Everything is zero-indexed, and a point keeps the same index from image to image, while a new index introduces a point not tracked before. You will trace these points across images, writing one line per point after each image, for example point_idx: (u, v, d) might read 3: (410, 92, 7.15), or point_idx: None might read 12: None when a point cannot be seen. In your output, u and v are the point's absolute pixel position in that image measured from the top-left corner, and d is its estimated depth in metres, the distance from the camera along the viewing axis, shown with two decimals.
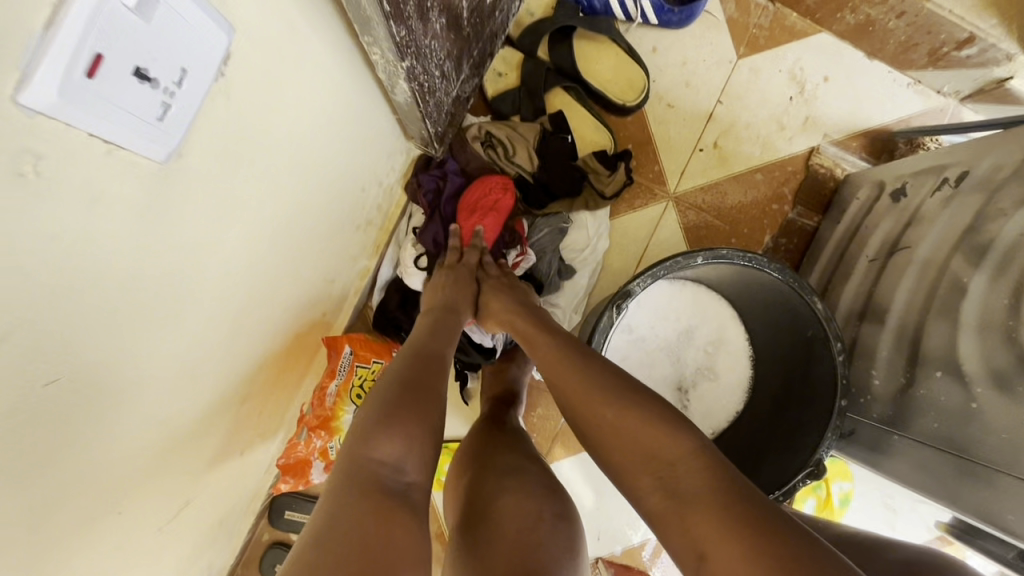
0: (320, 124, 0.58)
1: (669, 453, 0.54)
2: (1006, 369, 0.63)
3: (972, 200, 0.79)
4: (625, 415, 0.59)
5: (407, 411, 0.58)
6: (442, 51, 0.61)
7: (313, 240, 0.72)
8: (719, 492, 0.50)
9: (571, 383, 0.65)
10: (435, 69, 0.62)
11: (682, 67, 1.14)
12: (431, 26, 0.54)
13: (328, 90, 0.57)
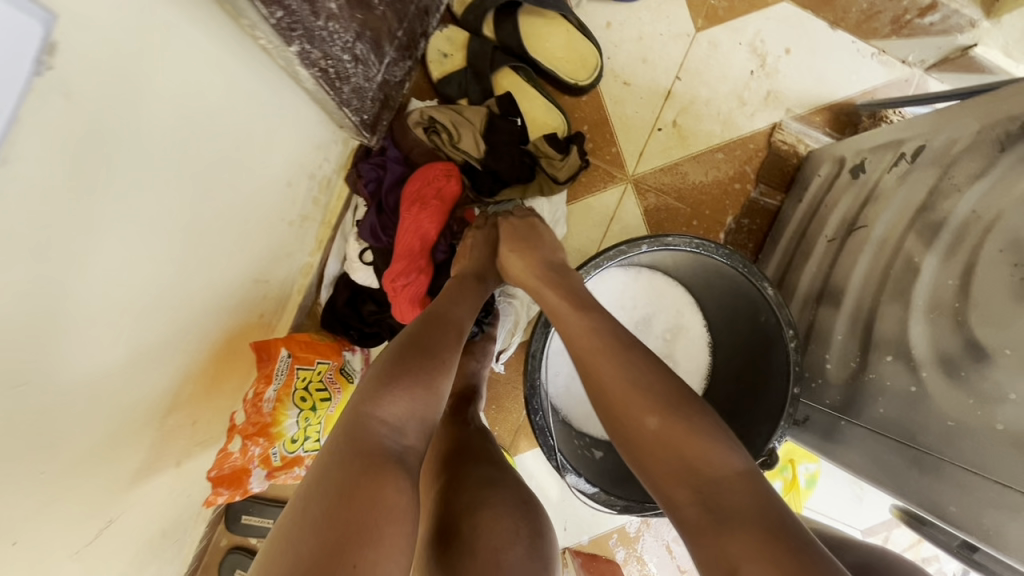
0: (211, 116, 0.54)
1: (711, 467, 0.50)
2: (953, 354, 0.61)
3: (927, 175, 0.76)
4: (668, 420, 0.52)
5: (416, 373, 0.58)
6: (350, 33, 0.56)
7: (233, 240, 0.68)
8: (767, 517, 0.46)
9: (609, 375, 0.57)
10: (344, 54, 0.57)
11: (638, 42, 1.09)
12: (327, 6, 0.49)
13: (213, 75, 0.52)
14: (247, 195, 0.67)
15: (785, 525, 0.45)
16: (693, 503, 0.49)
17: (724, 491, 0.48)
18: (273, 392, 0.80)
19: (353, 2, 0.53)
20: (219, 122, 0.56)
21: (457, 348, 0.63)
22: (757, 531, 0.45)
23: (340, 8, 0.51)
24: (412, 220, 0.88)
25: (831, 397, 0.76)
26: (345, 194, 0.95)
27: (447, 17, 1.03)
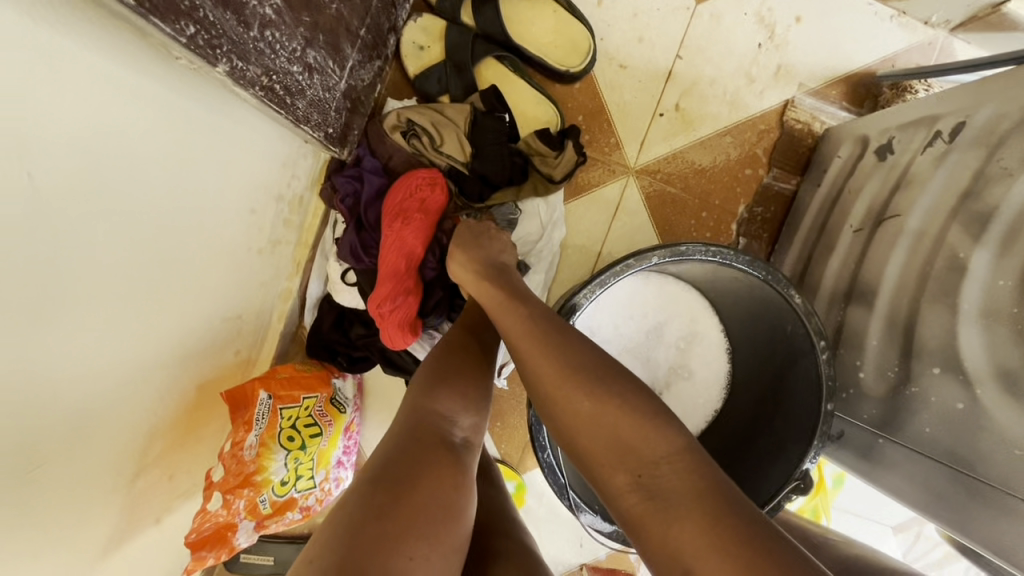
0: (129, 147, 0.45)
1: (652, 447, 0.45)
2: (1015, 368, 0.53)
3: (970, 157, 0.67)
4: (595, 401, 0.48)
5: (460, 376, 0.58)
6: (297, 40, 0.48)
7: (188, 281, 0.60)
8: (706, 495, 0.42)
9: (536, 367, 0.53)
10: (294, 65, 0.48)
11: (633, 20, 0.99)
12: (258, 10, 0.41)
13: (124, 97, 0.44)
14: (199, 231, 0.59)
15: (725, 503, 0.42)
16: (627, 489, 0.45)
17: (655, 472, 0.44)
18: (254, 438, 0.73)
19: (294, 1, 0.45)
20: (146, 153, 0.48)
21: (488, 370, 0.62)
22: (693, 513, 0.41)
23: (275, 10, 0.43)
24: (395, 237, 0.80)
25: (868, 411, 0.69)
26: (321, 211, 0.87)
27: (421, 5, 0.93)
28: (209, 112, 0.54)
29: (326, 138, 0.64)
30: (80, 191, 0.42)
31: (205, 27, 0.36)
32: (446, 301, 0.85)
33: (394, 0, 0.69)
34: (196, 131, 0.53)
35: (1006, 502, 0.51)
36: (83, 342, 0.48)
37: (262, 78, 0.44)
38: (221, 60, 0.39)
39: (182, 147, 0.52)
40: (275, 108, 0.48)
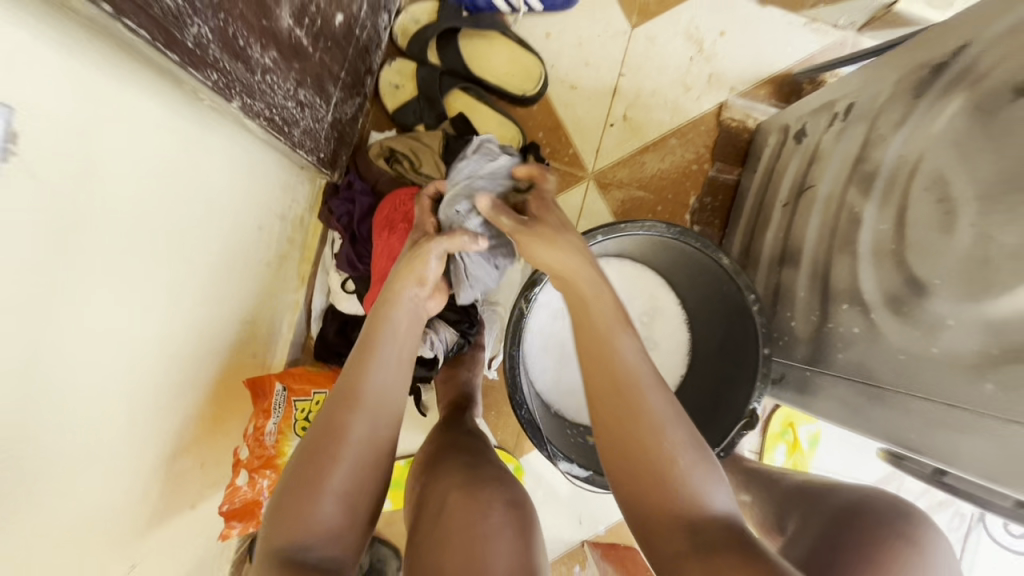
0: (178, 174, 0.59)
1: (701, 494, 0.52)
2: (899, 291, 0.64)
3: (859, 130, 0.80)
4: (654, 428, 0.55)
5: (315, 475, 0.54)
6: (290, 82, 0.61)
7: (212, 286, 0.73)
8: (738, 540, 0.49)
9: (606, 378, 0.58)
10: (287, 101, 0.62)
11: (579, 47, 1.14)
12: (260, 61, 0.54)
13: (178, 140, 0.57)
14: (219, 243, 0.72)
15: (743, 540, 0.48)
16: (655, 510, 0.52)
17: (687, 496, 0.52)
18: (274, 425, 0.83)
19: (285, 53, 0.58)
20: (187, 180, 0.61)
21: (359, 434, 0.58)
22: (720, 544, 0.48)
23: (272, 59, 0.56)
24: (384, 245, 0.92)
25: (800, 352, 0.79)
26: (320, 230, 1.00)
27: (395, 52, 1.09)
28: (227, 147, 0.68)
29: (316, 160, 0.78)
30: (146, 212, 0.55)
31: (225, 75, 0.49)
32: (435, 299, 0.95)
33: (368, 48, 0.84)
34: (218, 162, 0.66)
35: (898, 400, 0.61)
36: (139, 330, 0.60)
37: (264, 111, 0.57)
38: (235, 98, 0.52)
39: (210, 174, 0.65)
40: (274, 134, 0.61)
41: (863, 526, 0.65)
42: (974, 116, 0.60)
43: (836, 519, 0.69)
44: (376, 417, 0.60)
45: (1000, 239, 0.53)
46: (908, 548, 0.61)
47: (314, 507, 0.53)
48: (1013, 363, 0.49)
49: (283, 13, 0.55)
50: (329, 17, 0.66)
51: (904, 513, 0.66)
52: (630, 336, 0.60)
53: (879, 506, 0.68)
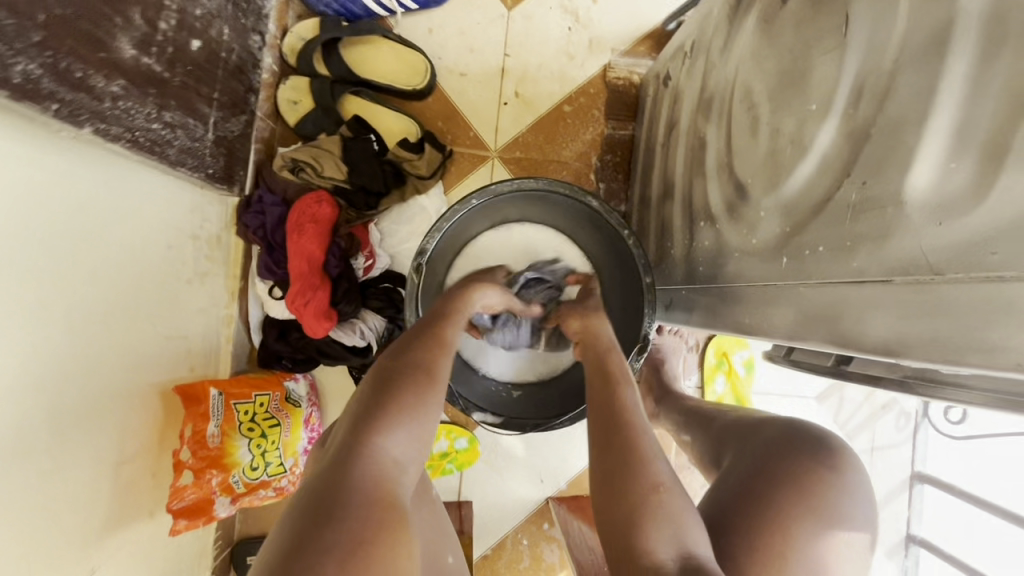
0: (62, 205, 0.65)
1: (678, 500, 0.57)
2: (731, 198, 0.70)
3: (700, 62, 0.86)
4: (641, 454, 0.60)
5: (373, 421, 0.59)
6: (151, 107, 0.68)
7: (129, 306, 0.79)
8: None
9: (599, 389, 0.71)
10: (153, 124, 0.69)
11: (461, 36, 1.21)
12: (108, 90, 0.61)
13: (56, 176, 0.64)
14: (128, 267, 0.78)
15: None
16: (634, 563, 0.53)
17: (664, 537, 0.54)
18: (215, 428, 0.91)
19: (137, 81, 0.65)
20: (77, 211, 0.68)
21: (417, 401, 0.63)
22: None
23: (122, 87, 0.63)
24: (295, 246, 0.99)
25: (680, 275, 0.85)
26: (242, 246, 1.06)
27: (288, 70, 1.16)
28: (114, 178, 0.74)
29: (208, 177, 0.85)
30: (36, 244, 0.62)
31: (67, 104, 0.56)
32: (354, 289, 1.04)
33: (243, 69, 0.91)
34: (108, 192, 0.73)
35: (735, 293, 0.66)
36: (59, 351, 0.67)
37: (124, 134, 0.65)
38: (85, 124, 0.59)
39: (99, 204, 0.72)
40: (145, 154, 0.69)
41: (794, 461, 0.67)
42: (761, 27, 0.66)
43: (765, 450, 0.70)
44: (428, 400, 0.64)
45: (782, 130, 0.59)
46: (829, 472, 0.65)
47: (380, 437, 0.58)
48: (798, 235, 0.55)
49: (124, 44, 0.62)
50: (184, 44, 0.73)
51: (823, 438, 0.70)
52: (634, 385, 0.70)
53: (800, 436, 0.70)
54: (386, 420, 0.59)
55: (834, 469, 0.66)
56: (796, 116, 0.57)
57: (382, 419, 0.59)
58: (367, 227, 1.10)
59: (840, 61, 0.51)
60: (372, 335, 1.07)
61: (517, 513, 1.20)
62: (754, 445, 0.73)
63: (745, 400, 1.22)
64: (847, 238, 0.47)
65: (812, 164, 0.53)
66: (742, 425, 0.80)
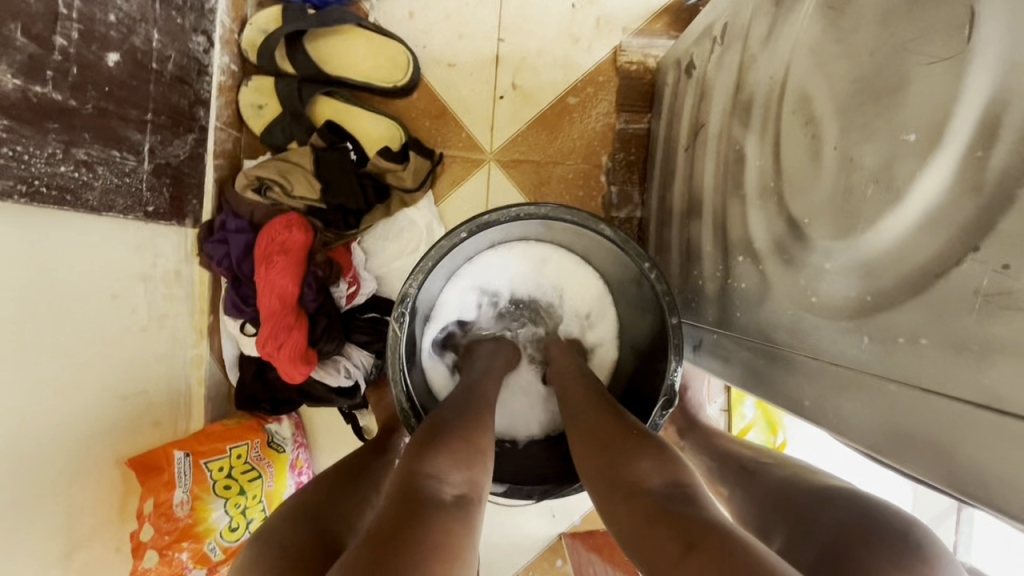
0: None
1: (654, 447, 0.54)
2: (781, 235, 0.56)
3: (735, 52, 0.70)
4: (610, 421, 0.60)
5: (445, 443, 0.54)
6: (52, 145, 0.55)
7: (68, 373, 0.68)
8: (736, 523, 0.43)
9: (581, 388, 0.70)
10: (58, 166, 0.56)
11: (447, 20, 1.04)
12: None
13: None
14: (62, 329, 0.66)
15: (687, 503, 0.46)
16: (622, 489, 0.50)
17: (649, 466, 0.51)
18: (183, 494, 0.80)
19: (27, 116, 0.52)
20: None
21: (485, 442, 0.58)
22: (655, 513, 0.46)
23: (4, 128, 0.50)
24: (266, 281, 0.87)
25: (712, 314, 0.71)
26: (208, 278, 0.94)
27: (250, 68, 1.00)
28: (32, 228, 0.62)
29: (149, 215, 0.71)
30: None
31: None
32: (335, 324, 0.92)
33: (187, 79, 0.76)
34: (23, 247, 0.61)
35: (790, 359, 0.53)
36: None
37: (17, 186, 0.51)
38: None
39: (13, 264, 0.59)
40: (52, 206, 0.55)
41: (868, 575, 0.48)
42: (825, 16, 0.50)
43: (824, 554, 0.52)
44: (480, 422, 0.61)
45: (859, 162, 0.44)
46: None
47: (439, 459, 0.52)
48: (885, 310, 0.41)
49: (0, 72, 0.49)
50: (94, 59, 0.59)
51: (909, 540, 0.50)
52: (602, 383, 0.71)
53: (881, 535, 0.51)
54: (447, 447, 0.53)
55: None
56: (882, 146, 0.42)
57: (445, 445, 0.54)
58: (349, 249, 0.97)
59: (956, 78, 0.36)
60: (360, 372, 0.95)
61: (527, 553, 1.11)
62: (811, 543, 0.55)
63: (777, 427, 1.09)
64: (972, 340, 0.34)
65: (908, 218, 0.39)
66: (796, 500, 0.63)
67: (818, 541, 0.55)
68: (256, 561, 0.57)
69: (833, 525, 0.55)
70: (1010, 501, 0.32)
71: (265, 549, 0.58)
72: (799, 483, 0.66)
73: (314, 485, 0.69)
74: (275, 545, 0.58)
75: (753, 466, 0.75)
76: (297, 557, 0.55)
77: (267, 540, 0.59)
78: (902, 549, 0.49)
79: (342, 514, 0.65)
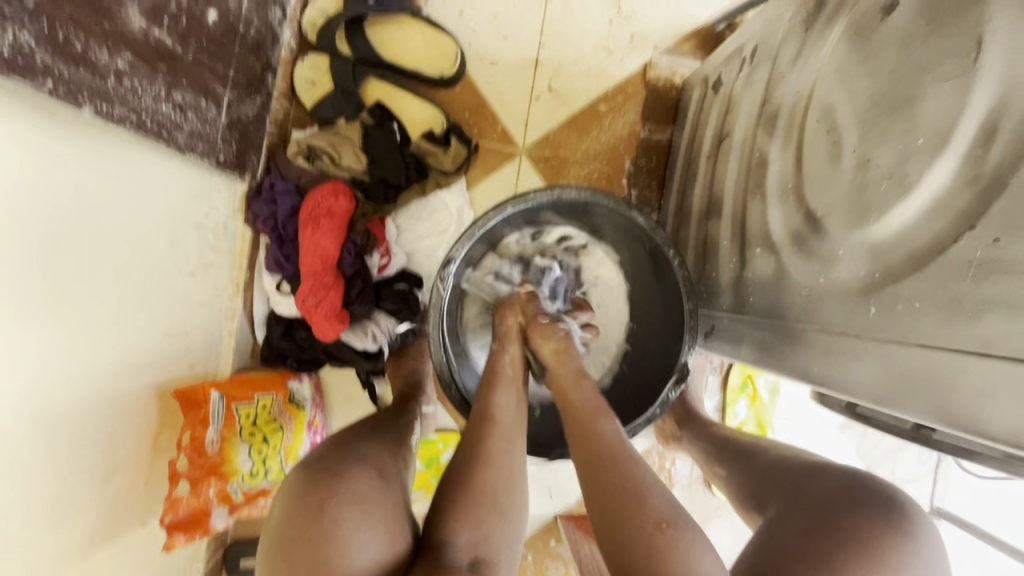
0: (58, 192, 0.58)
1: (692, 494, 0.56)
2: (799, 227, 0.63)
3: (762, 70, 0.78)
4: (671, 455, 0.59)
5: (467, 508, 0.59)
6: (159, 85, 0.61)
7: (130, 303, 0.72)
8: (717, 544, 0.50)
9: (603, 328, 0.78)
10: (161, 105, 0.61)
11: (494, 21, 1.13)
12: (112, 65, 0.54)
13: (48, 159, 0.56)
14: (131, 260, 0.71)
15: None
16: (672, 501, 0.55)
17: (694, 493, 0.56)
18: (214, 433, 0.84)
19: (145, 55, 0.58)
20: (79, 198, 0.61)
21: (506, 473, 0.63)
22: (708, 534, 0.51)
23: (127, 62, 0.56)
24: (310, 243, 0.92)
25: (726, 301, 0.79)
26: (249, 236, 0.99)
27: (306, 46, 1.07)
28: (117, 162, 0.67)
29: (219, 163, 0.78)
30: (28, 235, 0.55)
31: (65, 81, 0.48)
32: (368, 290, 0.97)
33: (262, 46, 0.84)
34: (107, 177, 0.65)
35: (803, 335, 0.60)
36: (49, 352, 0.60)
37: (130, 116, 0.57)
38: (85, 103, 0.51)
39: (103, 191, 0.64)
40: (152, 139, 0.61)
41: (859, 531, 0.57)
42: (851, 38, 0.58)
43: (811, 523, 0.60)
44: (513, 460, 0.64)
45: (876, 160, 0.52)
46: (902, 540, 0.56)
47: (456, 530, 0.58)
48: (892, 284, 0.49)
49: (132, 12, 0.55)
50: (199, 14, 0.66)
51: (893, 501, 0.60)
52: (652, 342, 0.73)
53: (873, 500, 0.60)
54: (470, 520, 0.58)
55: (906, 537, 0.57)
56: (897, 146, 0.50)
57: (467, 518, 0.59)
58: (384, 223, 1.03)
59: (964, 91, 0.44)
60: (385, 338, 0.99)
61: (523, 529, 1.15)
62: (808, 505, 0.63)
63: (766, 427, 1.16)
64: (966, 301, 0.42)
65: (916, 205, 0.47)
66: (793, 474, 0.70)
67: (808, 507, 0.63)
68: (309, 477, 0.56)
69: (828, 489, 0.64)
70: (994, 430, 0.39)
71: (320, 474, 0.56)
72: (793, 462, 0.72)
73: (348, 431, 0.68)
74: (330, 473, 0.57)
75: (750, 448, 0.82)
76: (361, 496, 0.55)
77: (320, 467, 0.58)
78: (887, 510, 0.59)
79: (382, 456, 0.65)
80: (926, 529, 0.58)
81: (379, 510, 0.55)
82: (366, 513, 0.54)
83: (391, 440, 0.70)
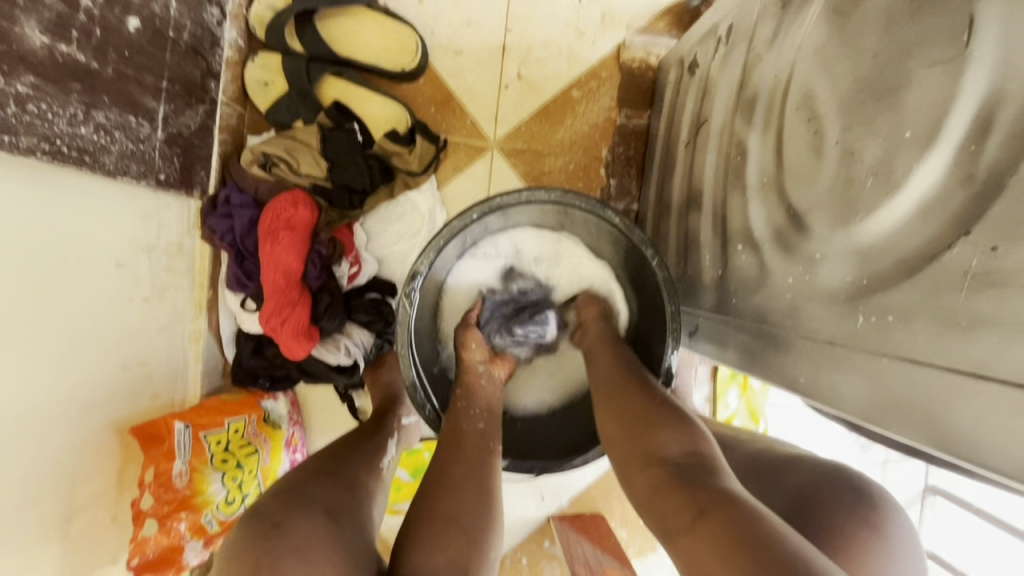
0: None
1: (669, 439, 0.56)
2: (781, 224, 0.58)
3: (738, 52, 0.72)
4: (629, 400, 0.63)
5: (438, 536, 0.55)
6: (74, 106, 0.60)
7: (76, 339, 0.68)
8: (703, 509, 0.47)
9: (593, 341, 0.77)
10: (80, 128, 0.61)
11: (456, 7, 1.06)
12: (11, 90, 0.52)
13: None
14: (74, 293, 0.67)
15: (708, 477, 0.50)
16: (642, 457, 0.56)
17: (669, 436, 0.56)
18: (183, 465, 0.81)
19: (53, 76, 0.56)
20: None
21: (486, 482, 0.62)
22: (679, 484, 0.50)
23: (31, 85, 0.54)
24: (270, 257, 0.87)
25: (708, 300, 0.75)
26: (208, 253, 0.94)
27: (256, 45, 1.00)
28: (50, 191, 0.62)
29: (160, 182, 0.78)
30: None
31: None
32: (337, 302, 0.93)
33: (199, 49, 0.83)
34: (20, 212, 0.58)
35: (788, 342, 0.57)
36: None
37: (42, 143, 0.56)
38: None
39: (32, 224, 0.60)
40: (73, 165, 0.60)
41: (820, 522, 0.53)
42: (831, 17, 0.53)
43: (786, 517, 0.56)
44: (481, 466, 0.63)
45: (860, 154, 0.48)
46: (867, 536, 0.52)
47: (421, 558, 0.53)
48: (880, 292, 0.46)
49: (29, 29, 0.53)
50: (117, 23, 0.64)
51: (864, 495, 0.55)
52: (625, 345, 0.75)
53: (842, 491, 0.56)
54: (434, 544, 0.54)
55: (876, 534, 0.52)
56: (881, 141, 0.46)
57: (432, 542, 0.54)
58: (352, 229, 0.98)
59: (954, 79, 0.40)
60: (359, 351, 0.96)
61: (514, 533, 1.13)
62: (782, 497, 0.59)
63: (757, 416, 1.13)
64: (962, 315, 0.39)
65: (904, 207, 0.43)
66: (768, 470, 0.65)
67: (788, 501, 0.58)
68: (251, 536, 0.51)
69: (802, 483, 0.59)
70: (997, 458, 0.36)
71: (259, 527, 0.52)
72: (770, 454, 0.67)
73: (305, 468, 0.63)
74: (271, 522, 0.52)
75: (731, 441, 0.76)
76: (305, 542, 0.50)
77: (262, 517, 0.53)
78: (856, 503, 0.54)
79: (339, 496, 0.60)
80: (893, 522, 0.54)
81: (330, 549, 0.51)
82: (313, 561, 0.49)
83: (351, 472, 0.65)
